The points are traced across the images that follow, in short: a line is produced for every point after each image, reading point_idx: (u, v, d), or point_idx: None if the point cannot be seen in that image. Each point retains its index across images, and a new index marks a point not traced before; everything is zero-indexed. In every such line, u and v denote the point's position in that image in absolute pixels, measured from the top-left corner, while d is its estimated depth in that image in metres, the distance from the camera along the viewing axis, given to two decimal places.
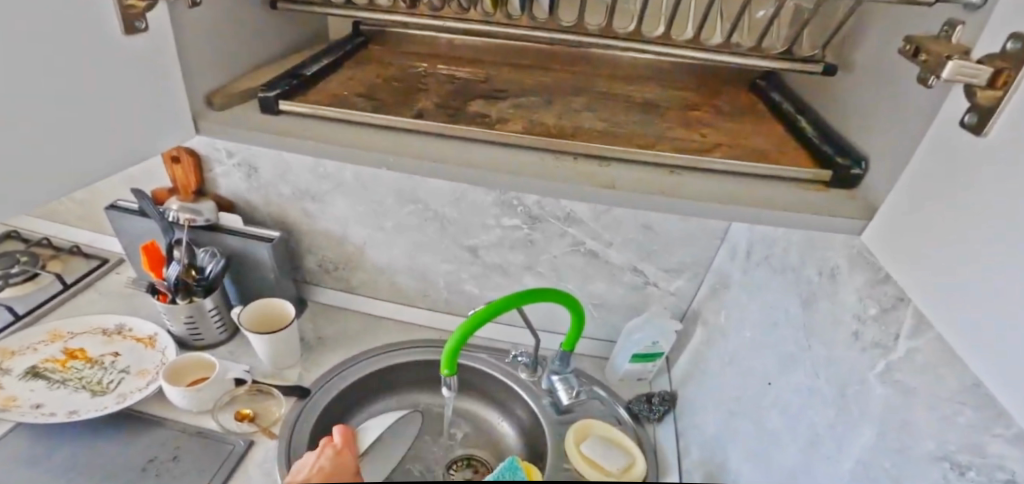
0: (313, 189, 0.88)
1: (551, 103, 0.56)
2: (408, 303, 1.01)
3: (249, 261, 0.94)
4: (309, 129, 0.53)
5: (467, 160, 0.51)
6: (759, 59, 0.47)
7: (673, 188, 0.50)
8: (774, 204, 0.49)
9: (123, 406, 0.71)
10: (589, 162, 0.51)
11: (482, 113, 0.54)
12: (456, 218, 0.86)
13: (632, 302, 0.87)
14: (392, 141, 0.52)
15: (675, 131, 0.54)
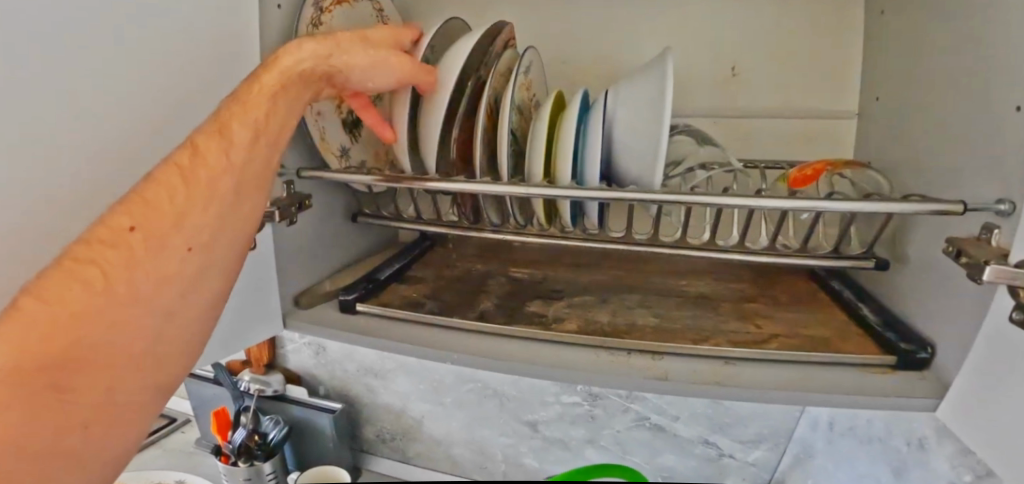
0: (378, 366, 0.95)
1: (606, 301, 0.59)
2: (465, 476, 0.97)
3: (311, 431, 0.98)
4: (378, 328, 0.57)
5: (523, 355, 0.52)
6: (806, 260, 0.49)
7: (725, 379, 0.47)
8: (838, 388, 0.45)
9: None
10: (645, 353, 0.51)
11: (540, 312, 0.57)
12: (515, 395, 0.88)
13: (708, 474, 0.82)
14: (453, 334, 0.55)
15: (729, 323, 0.54)
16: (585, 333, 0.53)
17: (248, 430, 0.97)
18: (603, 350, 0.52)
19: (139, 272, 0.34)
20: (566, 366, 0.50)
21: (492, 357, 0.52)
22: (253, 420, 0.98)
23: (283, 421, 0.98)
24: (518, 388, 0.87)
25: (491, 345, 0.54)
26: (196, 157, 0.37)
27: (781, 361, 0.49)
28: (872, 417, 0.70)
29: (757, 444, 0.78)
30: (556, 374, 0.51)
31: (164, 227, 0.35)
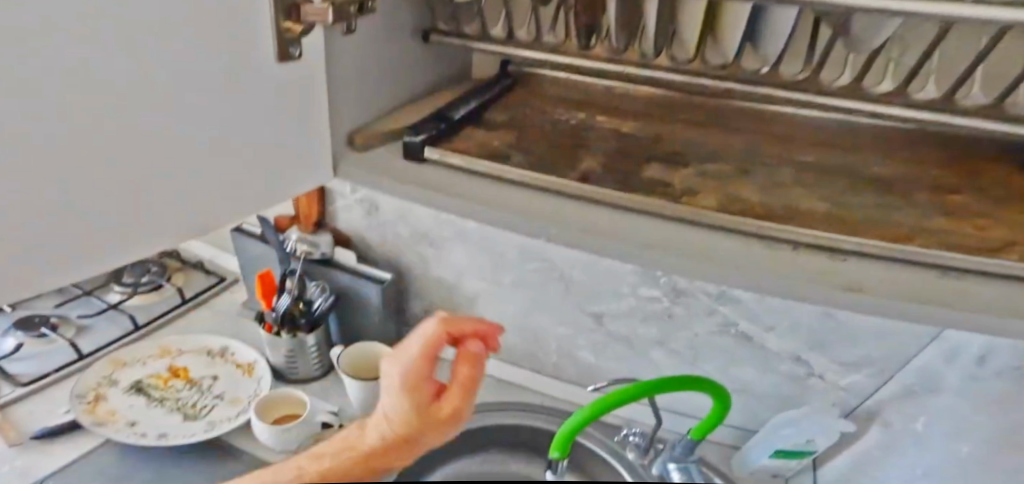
0: (433, 233, 0.86)
1: (708, 174, 0.58)
2: (512, 362, 0.92)
3: (356, 301, 0.92)
4: (506, 200, 0.58)
5: (657, 241, 0.52)
6: (916, 110, 0.63)
7: (871, 291, 0.45)
8: (973, 304, 0.44)
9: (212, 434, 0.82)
10: (785, 247, 0.51)
11: (662, 180, 0.56)
12: (585, 281, 0.77)
13: (788, 395, 0.73)
14: (581, 207, 0.56)
15: (868, 201, 0.53)
16: (717, 214, 0.51)
17: (291, 297, 0.89)
18: (714, 232, 0.53)
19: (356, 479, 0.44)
20: (715, 262, 0.49)
21: (629, 246, 0.52)
22: (296, 285, 0.91)
23: (329, 290, 0.91)
24: (589, 274, 0.76)
25: (626, 229, 0.54)
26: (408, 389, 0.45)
27: (907, 265, 0.49)
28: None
29: (859, 368, 0.66)
30: (695, 270, 0.50)
31: (384, 461, 0.44)
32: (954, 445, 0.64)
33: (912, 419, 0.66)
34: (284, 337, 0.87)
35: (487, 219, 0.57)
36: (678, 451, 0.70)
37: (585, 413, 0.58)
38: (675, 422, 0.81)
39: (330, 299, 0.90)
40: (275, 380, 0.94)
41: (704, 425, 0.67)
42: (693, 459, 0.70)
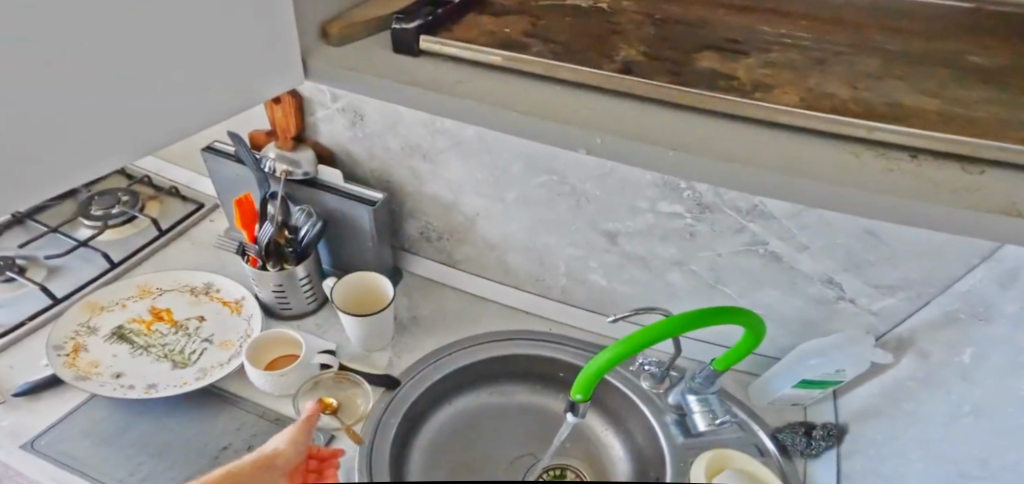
0: (426, 146, 0.78)
1: (764, 66, 0.54)
2: (517, 287, 0.89)
3: (346, 226, 0.85)
4: (576, 118, 0.51)
5: (767, 158, 0.46)
6: None
7: (1013, 212, 0.40)
8: (1020, 206, 0.41)
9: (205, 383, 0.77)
10: (902, 159, 0.46)
11: (691, 76, 0.52)
12: (598, 196, 0.69)
13: (813, 319, 0.68)
14: (670, 121, 0.51)
15: (882, 100, 0.49)
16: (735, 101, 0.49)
17: (275, 225, 0.79)
18: (738, 124, 0.50)
19: None
20: (738, 161, 0.45)
21: (736, 164, 0.45)
22: (280, 211, 0.80)
23: (316, 216, 0.82)
24: (605, 187, 0.68)
25: (727, 146, 0.47)
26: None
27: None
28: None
29: (894, 292, 0.61)
30: (810, 191, 0.44)
31: None
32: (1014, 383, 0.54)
33: (954, 352, 0.59)
34: (272, 271, 0.79)
35: (493, 116, 0.53)
36: (698, 381, 0.70)
37: (602, 360, 0.58)
38: (694, 349, 0.78)
39: (317, 226, 0.80)
40: (266, 315, 0.88)
41: (733, 357, 0.64)
42: (712, 390, 0.71)
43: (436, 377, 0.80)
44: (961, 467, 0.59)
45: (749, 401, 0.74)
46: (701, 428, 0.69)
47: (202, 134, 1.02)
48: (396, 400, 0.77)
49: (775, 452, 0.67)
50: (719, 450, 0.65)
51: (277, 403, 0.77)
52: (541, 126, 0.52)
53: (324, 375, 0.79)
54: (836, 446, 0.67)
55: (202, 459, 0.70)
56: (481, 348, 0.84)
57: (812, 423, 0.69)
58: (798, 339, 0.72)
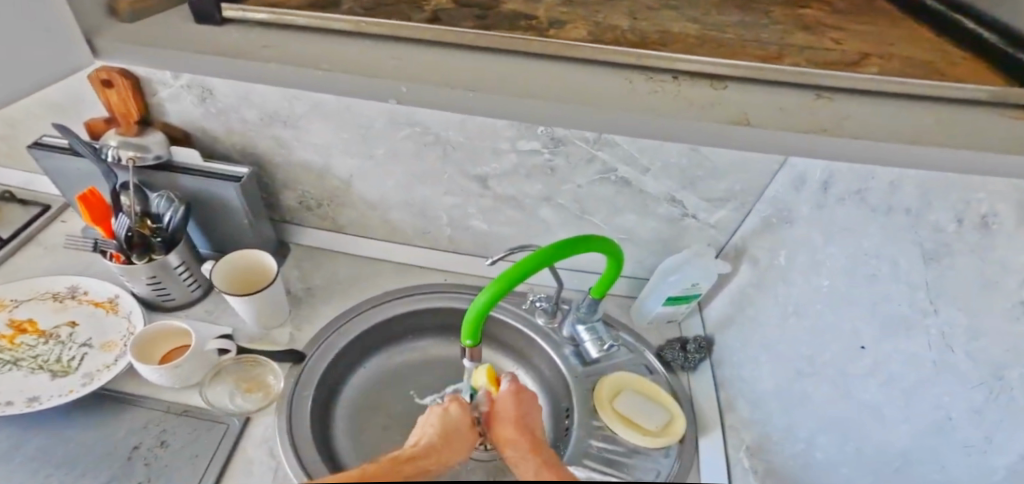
0: (285, 113, 0.76)
1: (569, 14, 0.61)
2: (406, 242, 0.92)
3: (217, 206, 0.82)
4: (392, 71, 0.55)
5: (559, 92, 0.53)
6: None
7: (741, 121, 0.51)
8: (750, 112, 0.52)
9: (93, 388, 0.73)
10: (667, 81, 0.55)
11: (507, 27, 0.58)
12: (462, 142, 0.73)
13: (666, 238, 0.76)
14: (479, 63, 0.56)
15: (655, 30, 0.60)
16: (541, 41, 0.56)
17: (131, 216, 0.75)
18: (544, 59, 0.57)
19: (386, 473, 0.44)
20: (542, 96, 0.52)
21: (534, 99, 0.52)
22: (135, 200, 0.76)
23: (178, 200, 0.77)
24: (466, 134, 0.71)
25: (527, 84, 0.54)
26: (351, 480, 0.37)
27: (755, 86, 0.55)
28: (898, 182, 0.56)
29: (724, 204, 0.69)
30: (592, 117, 0.52)
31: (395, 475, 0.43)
32: (816, 281, 0.65)
33: (773, 254, 0.68)
34: (140, 264, 0.75)
35: (324, 86, 0.55)
36: (583, 311, 0.76)
37: (478, 307, 0.61)
38: (570, 279, 0.85)
39: (181, 209, 0.77)
40: (148, 310, 0.84)
41: (603, 285, 0.70)
42: (598, 318, 0.77)
43: (340, 345, 0.83)
44: (796, 366, 0.67)
45: (632, 324, 0.81)
46: (594, 356, 0.77)
47: (23, 126, 0.90)
48: (304, 375, 0.79)
49: (662, 369, 0.75)
50: (614, 376, 0.74)
51: (181, 395, 0.76)
52: (375, 88, 0.55)
53: (224, 360, 0.78)
54: (709, 357, 0.76)
55: (115, 462, 0.69)
56: (385, 307, 0.87)
57: (687, 338, 0.77)
58: (659, 256, 0.79)
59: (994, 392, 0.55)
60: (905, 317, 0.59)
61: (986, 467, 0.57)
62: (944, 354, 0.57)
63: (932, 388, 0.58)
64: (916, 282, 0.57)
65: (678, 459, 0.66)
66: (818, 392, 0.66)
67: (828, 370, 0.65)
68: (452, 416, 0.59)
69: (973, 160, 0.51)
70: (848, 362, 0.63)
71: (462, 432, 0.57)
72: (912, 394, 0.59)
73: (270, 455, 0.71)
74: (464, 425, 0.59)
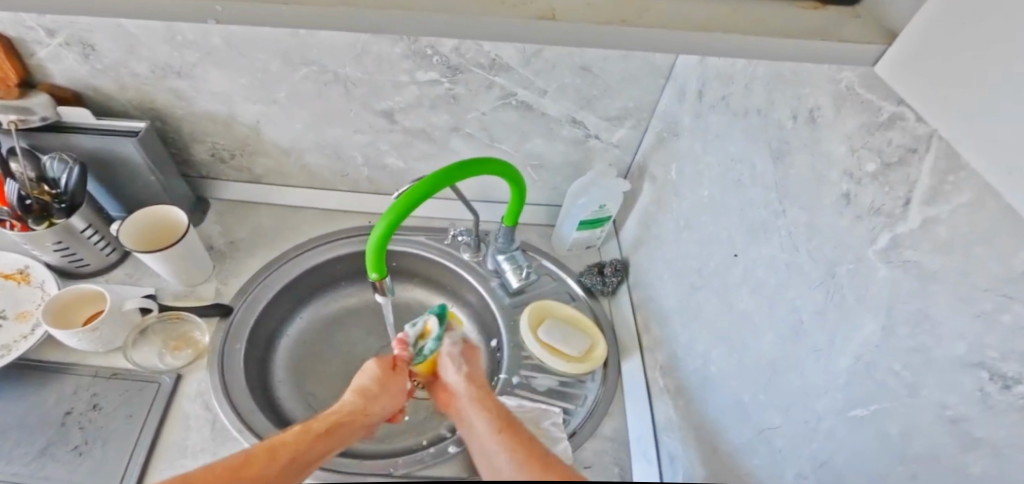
0: (177, 63, 0.72)
1: None
2: (328, 187, 0.91)
3: (120, 165, 0.79)
4: None
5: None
6: None
7: (546, 17, 0.42)
8: (559, 12, 0.42)
9: (10, 360, 0.72)
10: None
11: None
12: (361, 78, 0.72)
13: (575, 160, 0.78)
14: None
15: None
16: None
17: (23, 180, 0.71)
18: None
19: (282, 446, 0.54)
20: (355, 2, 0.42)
21: (345, 5, 0.42)
22: (26, 165, 0.72)
23: (72, 160, 0.74)
24: (363, 68, 0.70)
25: None
26: (248, 463, 0.50)
27: None
28: (749, 83, 0.52)
29: (623, 122, 0.71)
30: (419, 23, 0.43)
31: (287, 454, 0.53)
32: (699, 191, 0.62)
33: (667, 169, 0.69)
34: (41, 230, 0.72)
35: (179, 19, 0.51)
36: (501, 242, 0.78)
37: (379, 237, 0.62)
38: (491, 211, 0.86)
39: (78, 169, 0.73)
40: (64, 280, 0.82)
41: (512, 212, 0.71)
42: (517, 247, 0.79)
43: (268, 297, 0.84)
44: (691, 280, 0.64)
45: (554, 251, 0.84)
46: (516, 285, 0.78)
47: None
48: (234, 327, 0.80)
49: (583, 295, 0.79)
50: (539, 302, 0.77)
51: (108, 359, 0.76)
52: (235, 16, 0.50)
53: (148, 320, 0.78)
54: (625, 279, 0.79)
55: (48, 429, 0.69)
56: (312, 253, 0.88)
57: (605, 262, 0.80)
58: (573, 181, 0.81)
59: (832, 293, 0.43)
60: (764, 221, 0.51)
61: (831, 370, 0.43)
62: (792, 256, 0.47)
63: (786, 292, 0.48)
64: (769, 183, 0.50)
65: (603, 382, 0.71)
66: (707, 302, 0.61)
67: (712, 280, 0.60)
68: (377, 379, 0.64)
69: (795, 48, 0.41)
70: (725, 272, 0.57)
71: (387, 393, 0.64)
72: (773, 302, 0.50)
73: (206, 408, 0.72)
74: (391, 386, 0.65)
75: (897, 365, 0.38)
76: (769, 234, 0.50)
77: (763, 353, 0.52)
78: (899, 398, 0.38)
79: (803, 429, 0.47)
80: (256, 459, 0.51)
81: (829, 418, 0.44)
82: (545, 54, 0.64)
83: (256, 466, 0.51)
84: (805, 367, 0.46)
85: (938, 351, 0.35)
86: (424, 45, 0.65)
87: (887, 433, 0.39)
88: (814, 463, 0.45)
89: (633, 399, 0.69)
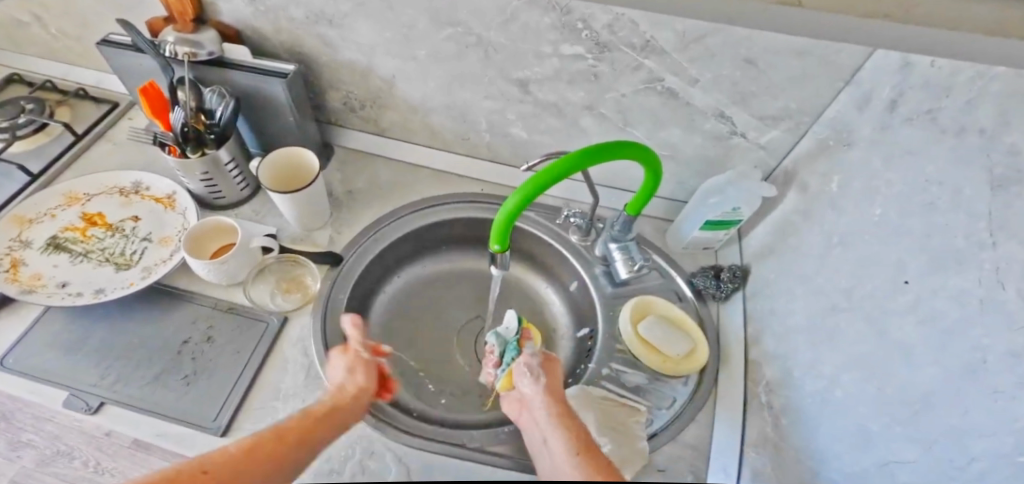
0: (331, 11, 0.74)
1: None
2: (446, 149, 0.92)
3: (264, 103, 0.83)
4: None
5: None
6: None
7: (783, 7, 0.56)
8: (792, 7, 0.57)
9: (151, 282, 0.79)
10: None
11: None
12: (504, 44, 0.71)
13: (710, 154, 0.73)
14: None
15: None
16: None
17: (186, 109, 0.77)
18: None
19: (278, 437, 0.55)
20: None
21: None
22: (191, 95, 0.78)
23: (229, 95, 0.78)
24: (509, 34, 0.69)
25: None
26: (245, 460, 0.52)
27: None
28: (975, 98, 0.48)
29: (778, 122, 0.66)
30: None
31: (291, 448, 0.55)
32: (865, 209, 0.57)
33: (826, 179, 0.64)
34: (194, 159, 0.77)
35: None
36: (617, 230, 0.75)
37: (509, 209, 0.61)
38: (609, 196, 0.84)
39: (233, 103, 0.77)
40: (202, 209, 0.88)
41: (639, 201, 0.69)
42: (632, 238, 0.76)
43: (375, 249, 0.86)
44: (832, 300, 0.59)
45: (667, 248, 0.80)
46: (624, 276, 0.76)
47: (98, 27, 0.89)
48: (344, 274, 0.84)
49: (692, 297, 0.75)
50: (645, 297, 0.74)
51: (229, 292, 0.81)
52: None
53: (267, 259, 0.82)
54: (742, 288, 0.74)
55: (167, 354, 0.74)
56: (422, 215, 0.89)
57: (721, 266, 0.76)
58: (702, 176, 0.77)
59: None
60: (959, 251, 0.47)
61: (1008, 413, 0.43)
62: (992, 292, 0.45)
63: (968, 330, 0.46)
64: (978, 211, 0.46)
65: (696, 391, 0.68)
66: (851, 329, 0.56)
67: (864, 306, 0.55)
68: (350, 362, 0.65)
69: None
70: (887, 298, 0.53)
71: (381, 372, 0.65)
72: (947, 337, 0.47)
73: (303, 354, 0.76)
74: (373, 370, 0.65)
75: None
76: (961, 264, 0.47)
77: (917, 389, 0.49)
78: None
79: (942, 472, 0.47)
80: (241, 454, 0.53)
81: (986, 459, 0.44)
82: (706, 40, 0.60)
83: (240, 462, 0.52)
84: (972, 408, 0.45)
85: None
86: (578, 18, 0.63)
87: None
88: None
89: (727, 415, 0.65)
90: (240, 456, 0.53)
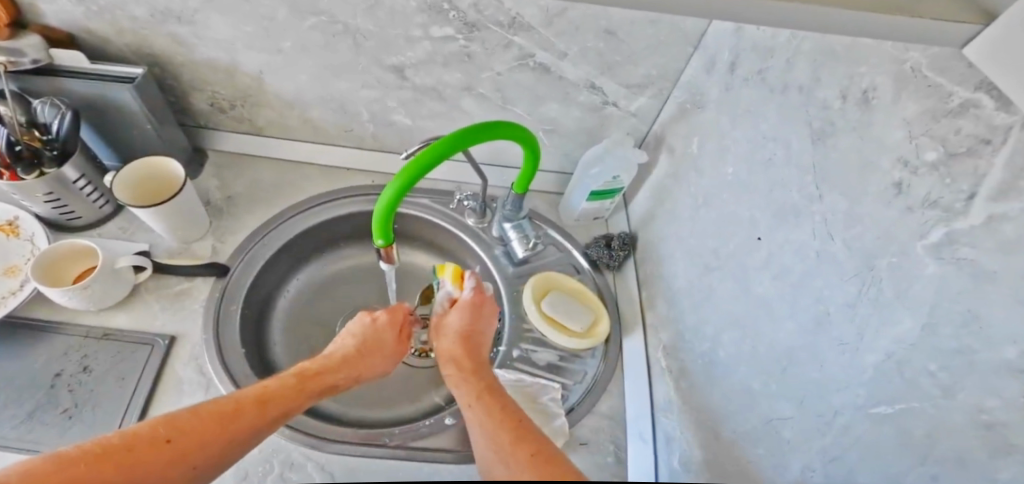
0: (178, 8, 0.67)
1: None
2: (331, 143, 0.88)
3: (114, 110, 0.75)
4: None
5: None
6: None
7: None
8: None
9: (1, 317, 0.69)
10: None
11: None
12: (373, 31, 0.67)
13: (589, 126, 0.74)
14: None
15: None
16: None
17: (11, 125, 0.68)
18: None
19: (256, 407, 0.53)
20: None
21: None
22: (14, 108, 0.68)
23: (65, 105, 0.70)
24: (375, 20, 0.66)
25: None
26: (232, 415, 0.51)
27: None
28: (792, 58, 0.51)
29: (643, 90, 0.68)
30: None
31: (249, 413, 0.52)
32: (723, 170, 0.60)
33: (689, 142, 0.66)
34: (32, 180, 0.68)
35: None
36: (509, 209, 0.75)
37: (386, 202, 0.59)
38: (500, 176, 0.84)
39: (71, 112, 0.70)
40: (56, 232, 0.79)
41: (524, 178, 0.68)
42: (525, 216, 0.76)
43: (265, 255, 0.81)
44: (706, 260, 0.63)
45: (561, 222, 0.81)
46: (522, 255, 0.76)
47: None
48: (233, 285, 0.78)
49: (588, 268, 0.77)
50: (543, 273, 0.75)
51: (101, 319, 0.73)
52: None
53: (140, 277, 0.74)
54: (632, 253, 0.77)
55: (37, 391, 0.67)
56: (312, 214, 0.85)
57: (612, 235, 0.78)
58: (585, 148, 0.78)
59: (866, 284, 0.43)
60: (796, 205, 0.50)
61: (857, 364, 0.43)
62: (826, 244, 0.47)
63: (814, 281, 0.48)
64: (805, 165, 0.49)
65: (604, 359, 0.70)
66: (724, 284, 0.60)
67: (730, 263, 0.59)
68: (377, 327, 0.67)
69: None
70: (746, 254, 0.57)
71: (384, 342, 0.67)
72: (798, 291, 0.50)
73: (200, 373, 0.70)
74: (389, 335, 0.68)
75: (934, 365, 0.38)
76: (801, 216, 0.50)
77: (778, 342, 0.52)
78: (932, 399, 0.38)
79: (815, 423, 0.47)
80: (213, 411, 0.51)
81: (846, 412, 0.44)
82: (569, 14, 0.60)
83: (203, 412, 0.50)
84: (826, 357, 0.46)
85: (982, 355, 0.35)
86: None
87: (910, 433, 0.39)
88: (823, 456, 0.46)
89: (634, 380, 0.68)
90: (211, 410, 0.51)
